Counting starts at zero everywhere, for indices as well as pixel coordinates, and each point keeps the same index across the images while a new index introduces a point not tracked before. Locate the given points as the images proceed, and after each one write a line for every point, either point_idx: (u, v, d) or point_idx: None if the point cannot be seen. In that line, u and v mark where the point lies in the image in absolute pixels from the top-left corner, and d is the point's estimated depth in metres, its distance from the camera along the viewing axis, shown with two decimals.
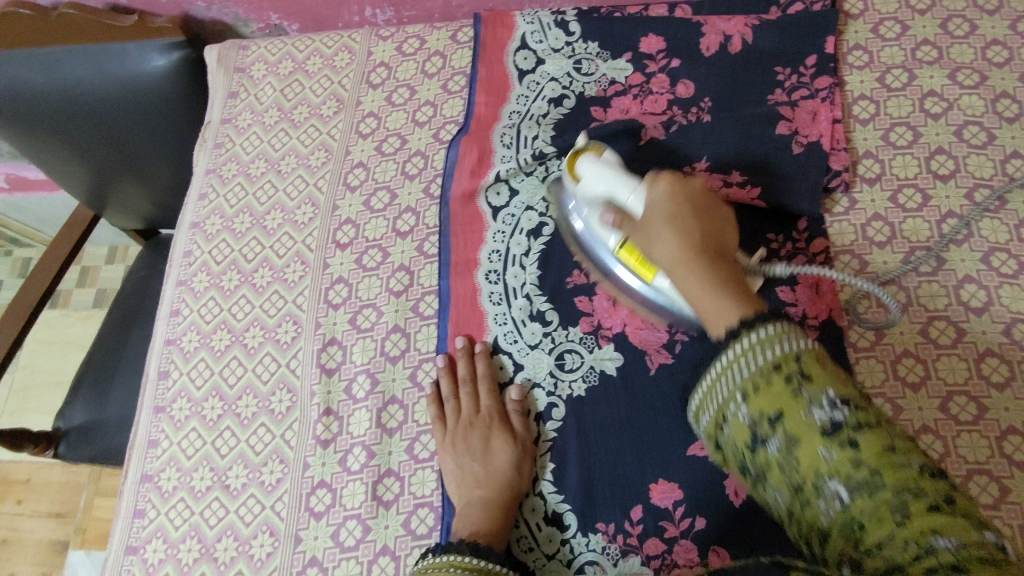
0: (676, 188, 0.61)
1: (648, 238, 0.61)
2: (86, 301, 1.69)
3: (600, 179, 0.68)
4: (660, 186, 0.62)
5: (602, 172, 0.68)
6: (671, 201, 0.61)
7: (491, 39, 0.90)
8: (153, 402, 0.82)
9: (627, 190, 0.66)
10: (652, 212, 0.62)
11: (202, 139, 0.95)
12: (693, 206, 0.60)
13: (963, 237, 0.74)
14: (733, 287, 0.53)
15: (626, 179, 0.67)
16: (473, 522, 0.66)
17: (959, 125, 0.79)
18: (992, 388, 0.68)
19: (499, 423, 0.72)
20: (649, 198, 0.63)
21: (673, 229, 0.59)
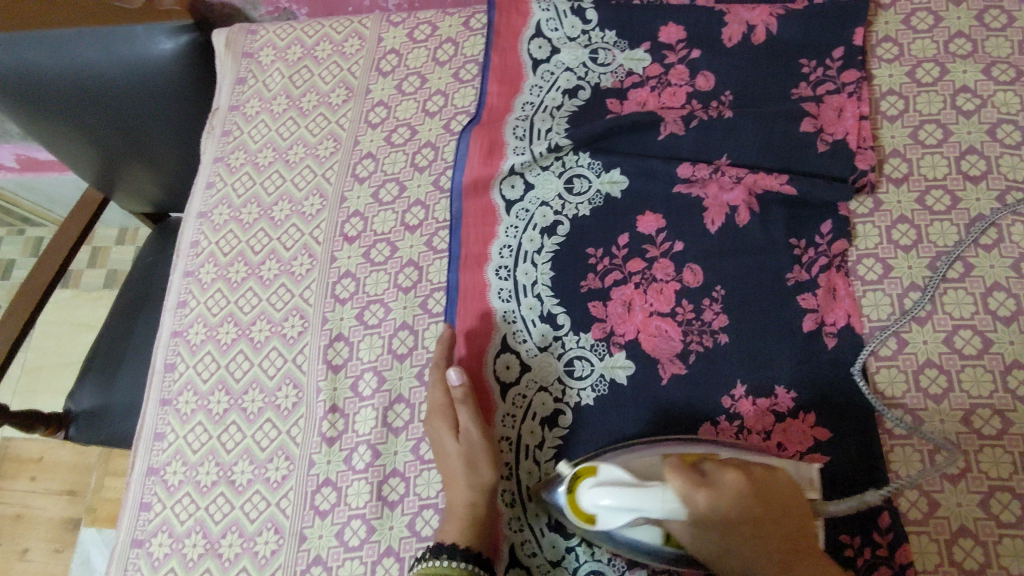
0: (739, 499, 0.52)
1: (717, 558, 0.54)
2: (96, 282, 1.70)
3: (621, 508, 0.55)
4: (707, 502, 0.52)
5: (619, 503, 0.55)
6: (729, 532, 0.52)
7: (506, 25, 0.87)
8: (159, 393, 0.82)
9: (656, 502, 0.53)
10: (703, 523, 0.52)
11: (210, 126, 0.94)
12: (755, 516, 0.52)
13: (995, 243, 0.71)
14: (802, 553, 0.53)
15: (646, 490, 0.54)
16: (445, 531, 0.65)
17: (993, 124, 0.76)
18: (1018, 402, 0.66)
19: (442, 417, 0.69)
20: (695, 514, 0.53)
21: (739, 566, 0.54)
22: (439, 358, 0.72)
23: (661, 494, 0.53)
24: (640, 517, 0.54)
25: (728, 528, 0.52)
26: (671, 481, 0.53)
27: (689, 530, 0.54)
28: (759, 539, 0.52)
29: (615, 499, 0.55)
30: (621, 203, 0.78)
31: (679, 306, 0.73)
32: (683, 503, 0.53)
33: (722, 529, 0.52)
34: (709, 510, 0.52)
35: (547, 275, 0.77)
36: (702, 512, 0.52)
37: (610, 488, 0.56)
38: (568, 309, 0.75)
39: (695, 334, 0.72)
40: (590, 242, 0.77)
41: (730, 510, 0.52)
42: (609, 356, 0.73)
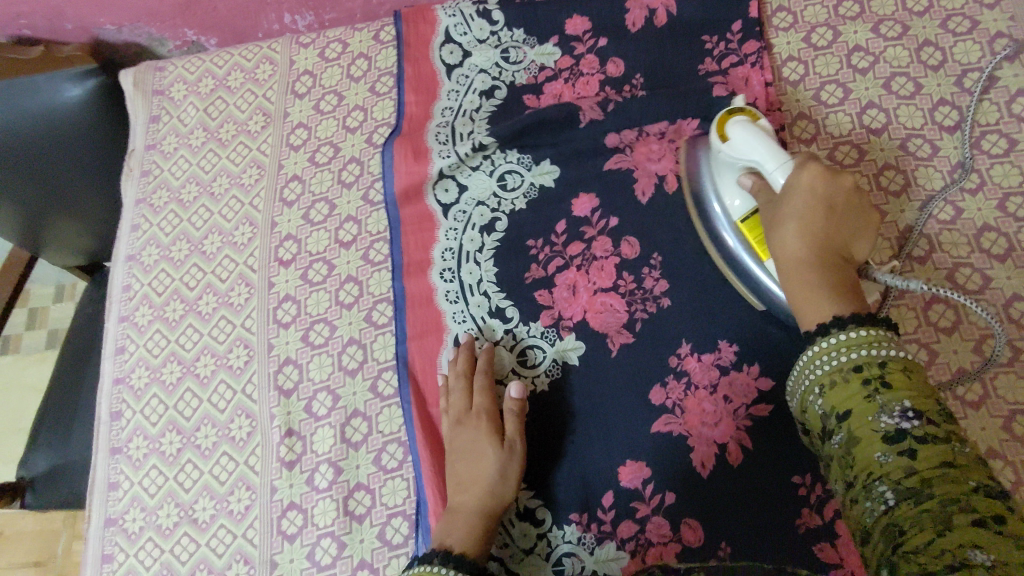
0: (825, 179, 0.58)
1: (773, 229, 0.60)
2: (38, 342, 1.65)
3: (748, 144, 0.64)
4: (808, 178, 0.58)
5: (750, 138, 0.64)
6: (809, 198, 0.57)
7: (415, 36, 0.88)
8: (108, 443, 0.80)
9: (773, 162, 0.62)
10: (790, 193, 0.59)
11: (128, 169, 0.92)
12: (830, 207, 0.57)
13: (902, 188, 0.75)
14: (839, 279, 0.55)
15: (774, 148, 0.63)
16: (451, 532, 0.63)
17: (888, 78, 0.80)
18: (941, 333, 0.69)
19: (488, 422, 0.69)
20: (793, 177, 0.59)
21: (803, 172, 0.59)
22: (483, 364, 0.72)
23: (783, 162, 0.61)
24: (756, 167, 0.64)
25: (810, 169, 0.58)
26: (796, 157, 0.61)
27: (770, 215, 0.60)
28: (830, 180, 0.58)
29: (739, 148, 0.65)
30: (554, 191, 0.79)
31: (619, 280, 0.74)
32: (796, 164, 0.60)
33: (802, 205, 0.58)
34: (813, 177, 0.58)
35: (491, 272, 0.77)
36: (805, 180, 0.58)
37: (754, 130, 0.65)
38: (515, 302, 0.76)
39: (638, 303, 0.73)
40: (528, 235, 0.78)
41: (817, 187, 0.58)
42: (560, 340, 0.74)
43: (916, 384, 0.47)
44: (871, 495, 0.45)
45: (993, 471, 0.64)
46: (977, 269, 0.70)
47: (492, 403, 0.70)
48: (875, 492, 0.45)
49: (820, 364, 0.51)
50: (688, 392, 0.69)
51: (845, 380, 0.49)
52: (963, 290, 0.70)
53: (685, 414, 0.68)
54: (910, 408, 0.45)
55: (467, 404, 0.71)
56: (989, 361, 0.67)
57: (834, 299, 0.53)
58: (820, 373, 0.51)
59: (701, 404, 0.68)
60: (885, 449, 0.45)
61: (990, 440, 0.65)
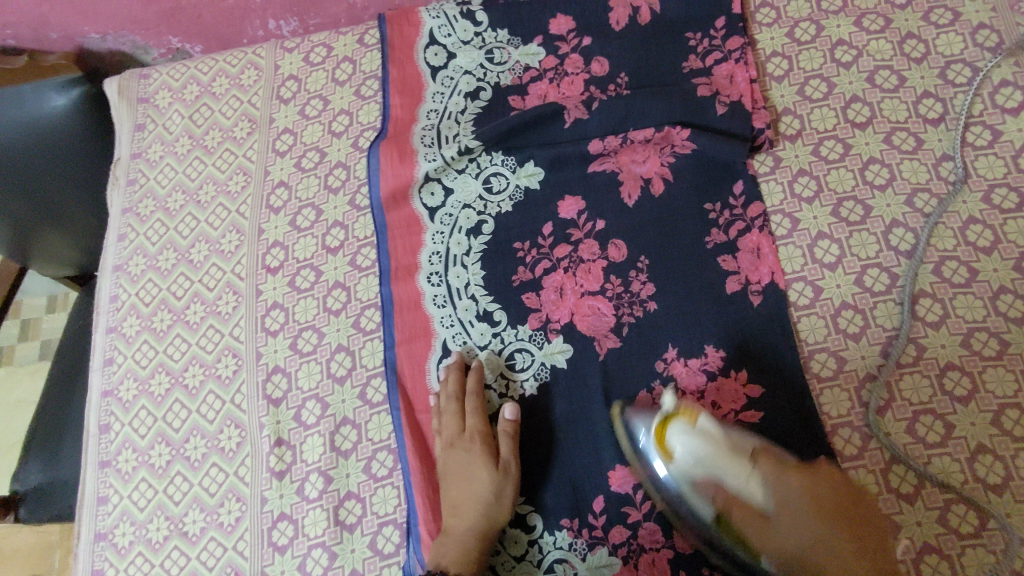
0: (808, 483, 0.56)
1: (771, 540, 0.55)
2: (31, 354, 1.65)
3: (702, 466, 0.58)
4: (801, 490, 0.55)
5: (708, 456, 0.58)
6: (803, 494, 0.55)
7: (399, 38, 0.88)
8: (97, 456, 0.80)
9: (740, 474, 0.57)
10: (778, 512, 0.55)
11: (115, 178, 0.92)
12: (817, 494, 0.55)
13: (888, 182, 0.75)
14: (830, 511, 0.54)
15: (736, 459, 0.58)
16: (444, 556, 0.65)
17: (871, 71, 0.80)
18: (928, 328, 0.69)
19: (481, 444, 0.69)
20: (779, 495, 0.56)
21: (779, 489, 0.56)
22: (475, 384, 0.72)
23: (750, 474, 0.57)
24: (716, 483, 0.58)
25: (793, 482, 0.56)
26: (760, 465, 0.57)
27: (762, 522, 0.56)
28: (819, 485, 0.56)
29: (702, 454, 0.58)
30: (540, 193, 0.79)
31: (607, 282, 0.74)
32: (768, 492, 0.56)
33: (794, 503, 0.55)
34: (799, 486, 0.56)
35: (478, 275, 0.77)
36: (796, 492, 0.55)
37: (700, 439, 0.59)
38: (503, 305, 0.76)
39: (626, 306, 0.73)
40: (515, 238, 0.78)
41: (801, 495, 0.55)
42: (548, 343, 0.73)
43: None
44: None
45: (982, 466, 0.64)
46: (963, 263, 0.71)
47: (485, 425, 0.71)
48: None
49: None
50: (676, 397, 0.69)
51: None
52: (949, 284, 0.70)
53: None
54: None
55: (460, 425, 0.71)
56: (978, 355, 0.67)
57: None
58: None
59: None
60: None
61: (980, 436, 0.65)
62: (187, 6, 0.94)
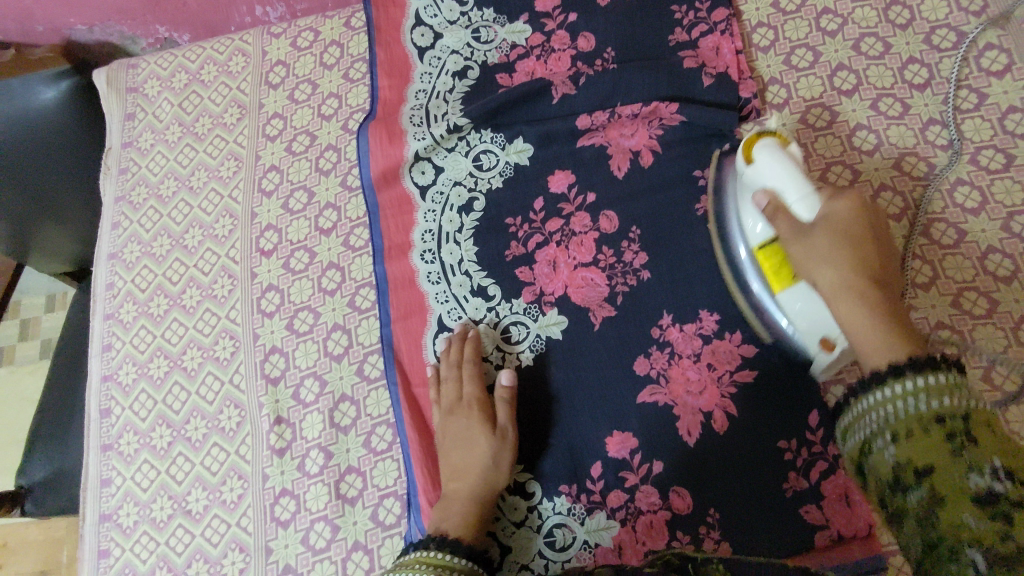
0: (857, 213, 0.56)
1: (805, 265, 0.57)
2: (32, 353, 1.65)
3: (771, 174, 0.60)
4: (839, 209, 0.56)
5: (774, 164, 0.60)
6: (843, 219, 0.56)
7: (385, 20, 0.88)
8: (99, 440, 0.80)
9: (798, 191, 0.58)
10: (820, 224, 0.56)
11: (106, 167, 0.92)
12: (862, 240, 0.55)
13: (875, 147, 0.76)
14: (864, 259, 0.55)
15: (801, 180, 0.59)
16: (447, 521, 0.64)
17: (856, 39, 0.80)
18: (918, 288, 0.70)
19: (479, 410, 0.69)
20: (824, 208, 0.57)
21: (835, 202, 0.57)
22: (472, 353, 0.72)
23: (807, 193, 0.58)
24: (775, 193, 0.59)
25: (843, 201, 0.56)
26: (822, 189, 0.58)
27: (799, 250, 0.57)
28: (863, 211, 0.56)
29: (771, 165, 0.60)
30: (531, 168, 0.80)
31: (599, 254, 0.75)
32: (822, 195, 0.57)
33: (846, 225, 0.56)
34: (842, 207, 0.56)
35: (471, 251, 0.78)
36: (834, 217, 0.56)
37: (778, 163, 0.60)
38: (496, 280, 0.76)
39: (619, 276, 0.74)
40: (507, 213, 0.79)
41: (841, 216, 0.56)
42: (543, 315, 0.74)
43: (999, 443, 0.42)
44: (916, 487, 0.42)
45: None
46: (951, 224, 0.71)
47: (482, 393, 0.70)
48: (879, 449, 0.45)
49: (887, 411, 0.46)
50: (672, 361, 0.70)
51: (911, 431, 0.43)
52: (937, 246, 0.71)
53: (670, 383, 0.69)
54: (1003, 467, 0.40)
55: (459, 392, 0.71)
56: (967, 314, 0.68)
57: (891, 329, 0.51)
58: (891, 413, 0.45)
59: (685, 372, 0.69)
60: (974, 509, 0.39)
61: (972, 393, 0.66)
62: None
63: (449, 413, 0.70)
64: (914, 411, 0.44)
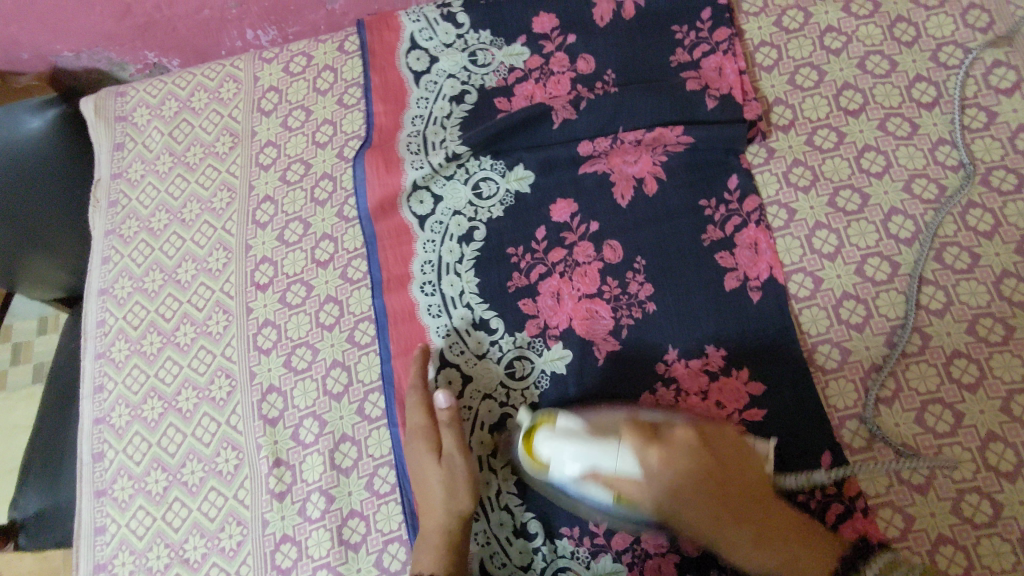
0: (673, 454, 0.57)
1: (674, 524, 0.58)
2: (24, 379, 1.62)
3: (568, 458, 0.59)
4: (659, 462, 0.56)
5: (567, 447, 0.59)
6: (689, 460, 0.57)
7: (380, 44, 0.86)
8: (92, 486, 0.78)
9: (611, 456, 0.57)
10: (660, 489, 0.57)
11: (95, 200, 0.90)
12: (701, 462, 0.57)
13: (884, 169, 0.74)
14: (714, 466, 0.57)
15: (603, 443, 0.58)
16: (421, 561, 0.63)
17: (862, 57, 0.78)
18: (932, 316, 0.68)
19: (424, 442, 0.67)
20: (647, 469, 0.57)
21: (645, 454, 0.57)
22: (415, 382, 0.70)
23: (618, 452, 0.57)
24: (593, 472, 0.58)
25: (653, 453, 0.57)
26: (624, 439, 0.58)
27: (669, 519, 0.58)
28: (674, 452, 0.57)
29: (572, 454, 0.58)
30: (532, 196, 0.78)
31: (604, 284, 0.73)
32: (632, 446, 0.57)
33: (682, 485, 0.57)
34: (662, 460, 0.57)
35: (472, 283, 0.75)
36: (656, 467, 0.57)
37: (561, 438, 0.59)
38: (499, 312, 0.74)
39: (625, 308, 0.72)
40: (509, 242, 0.76)
41: (679, 471, 0.56)
42: (548, 349, 0.72)
43: None
44: None
45: (995, 455, 0.63)
46: (964, 248, 0.69)
47: (427, 420, 0.68)
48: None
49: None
50: (678, 399, 0.68)
51: None
52: (951, 271, 0.69)
53: None
54: None
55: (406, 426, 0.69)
56: (983, 342, 0.66)
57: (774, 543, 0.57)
58: None
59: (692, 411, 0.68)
60: None
61: (991, 424, 0.64)
62: (160, 20, 0.92)
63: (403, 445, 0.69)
64: None
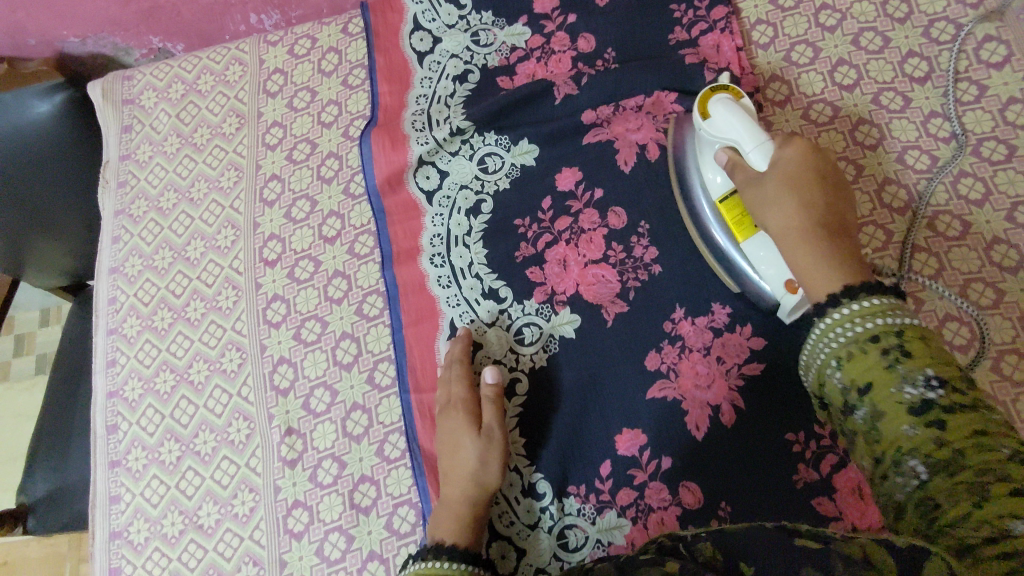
0: (806, 160, 0.59)
1: (756, 207, 0.60)
2: (27, 368, 1.63)
3: (726, 122, 0.63)
4: (791, 152, 0.59)
5: (731, 117, 0.63)
6: (796, 171, 0.58)
7: (383, 25, 0.88)
8: (106, 457, 0.80)
9: (754, 141, 0.61)
10: (772, 168, 0.59)
11: (104, 181, 0.91)
12: (813, 182, 0.58)
13: (878, 142, 0.76)
14: (832, 220, 0.56)
15: (757, 130, 0.62)
16: (439, 527, 0.63)
17: (856, 34, 0.80)
18: (926, 281, 0.70)
19: (465, 411, 0.69)
20: (776, 158, 0.60)
21: (781, 151, 0.60)
22: (459, 354, 0.72)
23: (761, 141, 0.61)
24: (732, 146, 0.64)
25: (790, 147, 0.59)
26: (776, 137, 0.61)
27: (751, 194, 0.60)
28: (808, 157, 0.59)
29: (722, 124, 0.64)
30: (536, 169, 0.79)
31: (609, 250, 0.74)
32: (777, 144, 0.60)
33: (796, 175, 0.58)
34: (791, 153, 0.59)
35: (480, 254, 0.77)
36: (786, 156, 0.59)
37: (728, 113, 0.64)
38: (507, 282, 0.76)
39: (630, 270, 0.73)
40: (515, 215, 0.78)
41: (792, 165, 0.58)
42: (556, 314, 0.74)
43: (932, 351, 0.45)
44: (902, 469, 0.43)
45: None
46: (956, 216, 0.71)
47: (469, 392, 0.70)
48: (906, 467, 0.43)
49: (838, 334, 0.49)
50: (682, 355, 0.69)
51: (863, 352, 0.47)
52: (944, 238, 0.71)
53: (679, 377, 0.68)
54: (934, 377, 0.44)
55: (447, 395, 0.71)
56: (976, 306, 0.68)
57: (837, 266, 0.53)
58: (834, 346, 0.49)
59: (695, 366, 0.68)
60: (911, 423, 0.43)
61: (982, 384, 0.66)
62: (165, 5, 0.93)
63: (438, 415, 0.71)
64: (857, 333, 0.48)
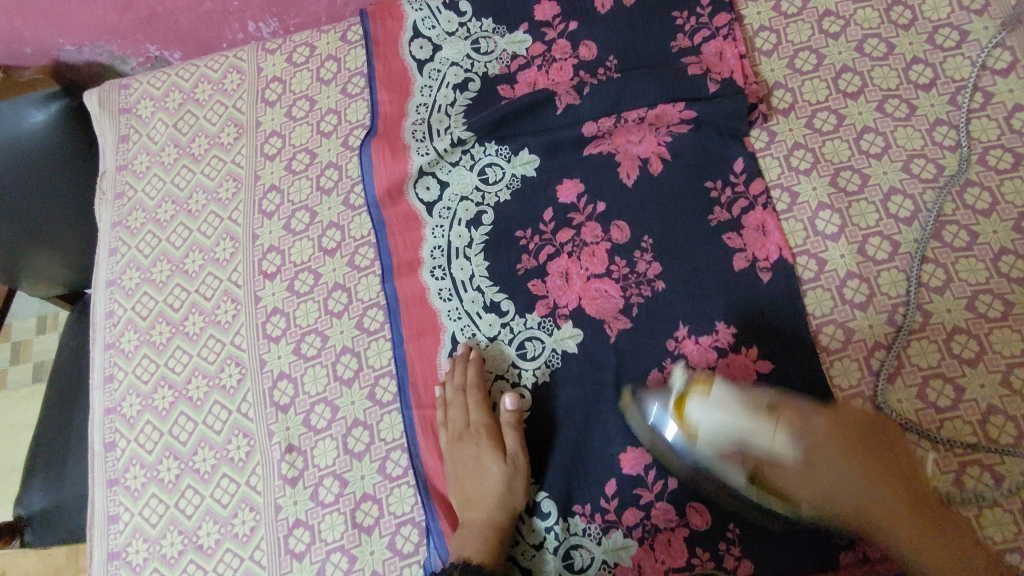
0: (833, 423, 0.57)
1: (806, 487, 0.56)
2: (24, 377, 1.62)
3: (725, 427, 0.57)
4: (820, 427, 0.56)
5: (723, 418, 0.57)
6: (827, 444, 0.55)
7: (383, 33, 0.87)
8: (104, 475, 0.79)
9: (770, 434, 0.56)
10: (811, 463, 0.55)
11: (101, 192, 0.90)
12: (848, 440, 0.56)
13: (883, 151, 0.75)
14: (865, 453, 0.56)
15: (762, 422, 0.56)
16: (467, 546, 0.64)
17: (859, 40, 0.80)
18: (933, 293, 0.69)
19: (489, 437, 0.69)
20: (805, 455, 0.55)
21: (806, 430, 0.56)
22: (475, 378, 0.72)
23: (775, 433, 0.56)
24: (744, 448, 0.57)
25: (817, 428, 0.56)
26: (783, 420, 0.56)
27: (804, 484, 0.55)
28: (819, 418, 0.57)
29: (724, 428, 0.57)
30: (538, 180, 0.78)
31: (613, 264, 0.74)
32: (792, 427, 0.56)
33: (827, 448, 0.55)
34: (823, 434, 0.56)
35: (482, 266, 0.76)
36: (819, 435, 0.56)
37: (717, 408, 0.57)
38: (509, 295, 0.75)
39: (634, 287, 0.72)
40: (517, 226, 0.77)
41: (817, 450, 0.55)
42: (558, 329, 0.73)
43: None
44: None
45: (995, 428, 0.64)
46: (962, 226, 0.71)
47: (490, 419, 0.71)
48: None
49: None
50: None
51: None
52: (951, 249, 0.70)
53: None
54: None
55: (465, 419, 0.71)
56: (983, 318, 0.67)
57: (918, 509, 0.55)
58: None
59: None
60: None
61: (991, 398, 0.65)
62: (163, 13, 0.92)
63: (454, 439, 0.71)
64: None
